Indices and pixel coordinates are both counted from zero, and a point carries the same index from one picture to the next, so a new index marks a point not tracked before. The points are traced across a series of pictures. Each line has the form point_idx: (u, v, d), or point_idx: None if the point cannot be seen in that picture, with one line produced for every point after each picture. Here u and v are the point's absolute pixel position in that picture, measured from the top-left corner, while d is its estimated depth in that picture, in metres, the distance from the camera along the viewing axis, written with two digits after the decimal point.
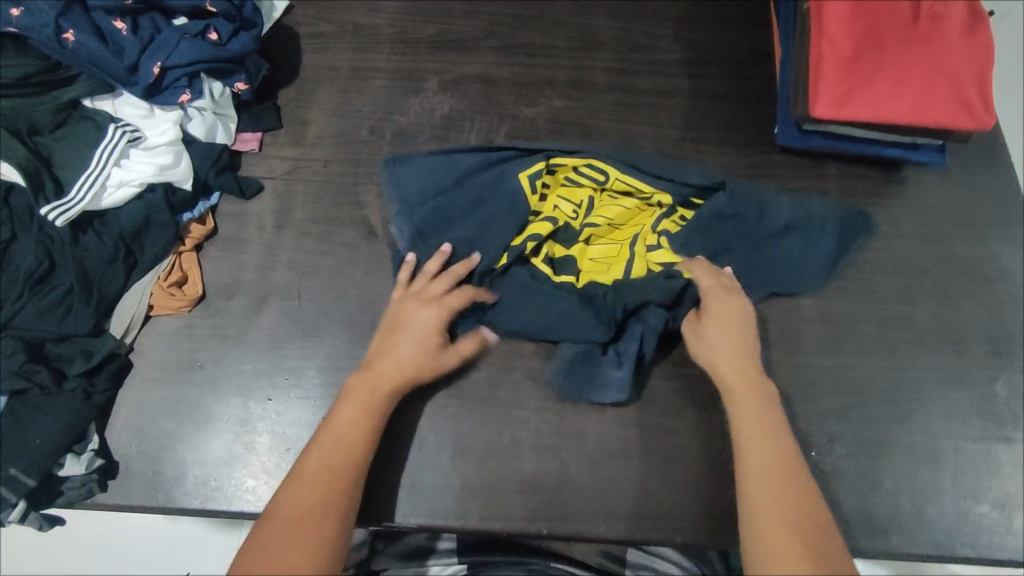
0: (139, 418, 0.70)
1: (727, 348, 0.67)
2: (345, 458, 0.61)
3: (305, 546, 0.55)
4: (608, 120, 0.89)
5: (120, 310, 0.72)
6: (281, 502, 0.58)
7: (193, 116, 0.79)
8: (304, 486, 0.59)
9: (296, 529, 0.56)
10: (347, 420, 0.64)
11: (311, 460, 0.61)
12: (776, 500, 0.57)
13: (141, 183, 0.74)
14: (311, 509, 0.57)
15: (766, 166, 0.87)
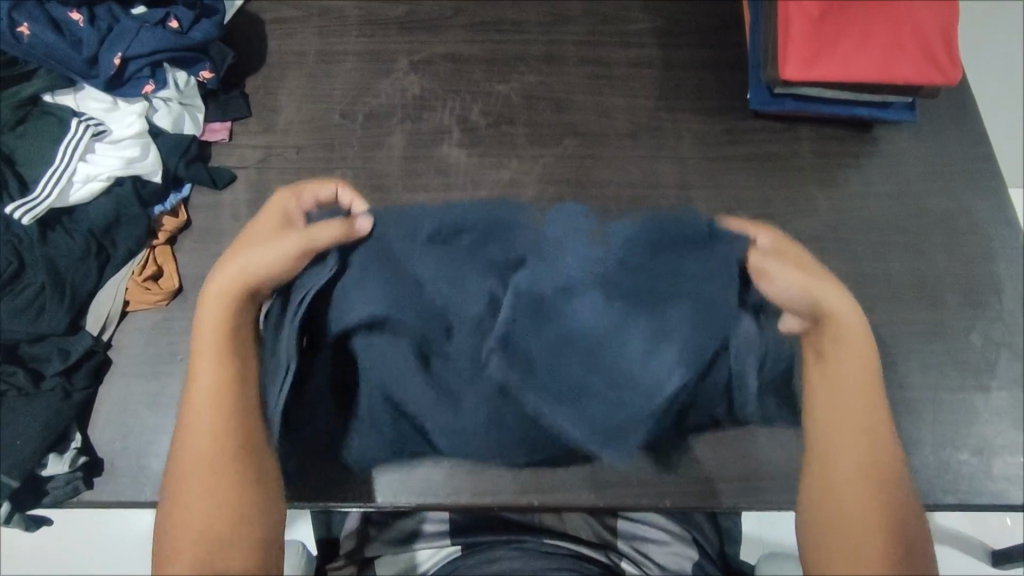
0: (121, 414, 0.69)
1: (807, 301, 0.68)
2: (226, 397, 0.61)
3: (216, 493, 0.57)
4: (582, 92, 0.88)
5: (96, 306, 0.71)
6: (179, 455, 0.59)
7: (158, 107, 0.78)
8: (196, 434, 0.59)
9: (202, 478, 0.57)
10: (222, 358, 0.62)
11: (192, 409, 0.60)
12: (861, 459, 0.60)
13: (108, 177, 0.72)
14: (213, 455, 0.58)
15: (741, 131, 0.87)
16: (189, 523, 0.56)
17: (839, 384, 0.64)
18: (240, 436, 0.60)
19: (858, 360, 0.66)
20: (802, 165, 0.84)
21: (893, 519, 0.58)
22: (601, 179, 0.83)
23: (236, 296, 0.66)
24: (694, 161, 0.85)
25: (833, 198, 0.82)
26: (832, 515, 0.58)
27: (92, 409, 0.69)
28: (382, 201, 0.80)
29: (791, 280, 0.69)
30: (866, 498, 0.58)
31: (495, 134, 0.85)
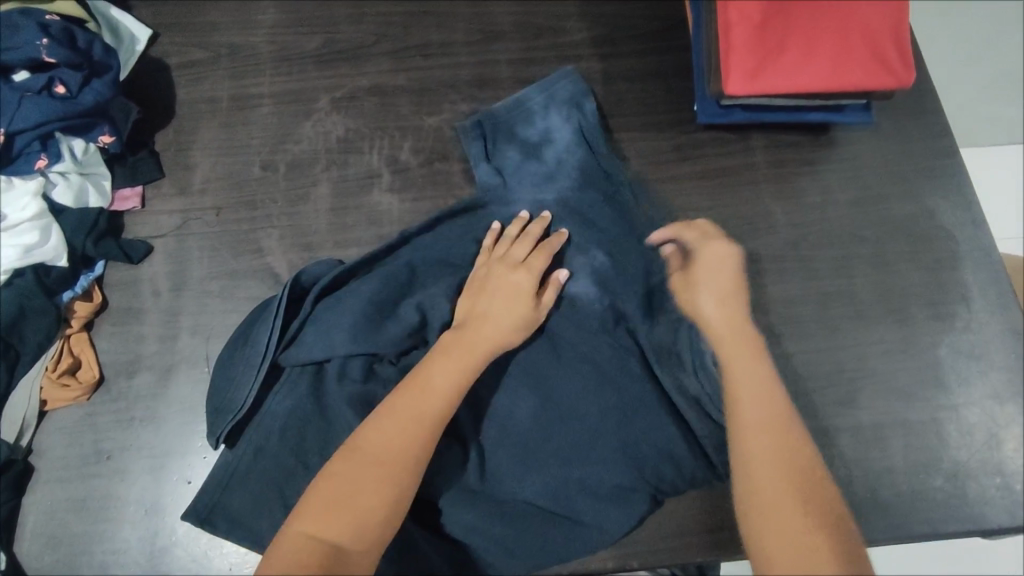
0: (49, 525, 0.65)
1: (716, 291, 0.67)
2: (427, 425, 0.55)
3: (367, 501, 0.51)
4: None
5: (9, 411, 0.66)
6: (360, 444, 0.54)
7: (56, 181, 0.71)
8: (385, 433, 0.54)
9: (355, 485, 0.52)
10: (457, 386, 0.58)
11: (394, 409, 0.56)
12: (768, 442, 0.55)
13: (5, 270, 0.66)
14: (379, 459, 0.53)
15: (692, 146, 0.82)
16: (316, 516, 0.51)
17: (737, 359, 0.61)
18: (415, 465, 0.54)
19: (748, 343, 0.62)
20: (756, 178, 0.80)
21: (815, 507, 0.51)
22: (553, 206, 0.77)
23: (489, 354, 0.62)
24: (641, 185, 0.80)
25: (790, 211, 0.78)
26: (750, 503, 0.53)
27: (16, 521, 0.65)
28: (312, 259, 0.76)
29: (724, 297, 0.66)
30: (766, 467, 0.54)
31: (430, 173, 0.80)
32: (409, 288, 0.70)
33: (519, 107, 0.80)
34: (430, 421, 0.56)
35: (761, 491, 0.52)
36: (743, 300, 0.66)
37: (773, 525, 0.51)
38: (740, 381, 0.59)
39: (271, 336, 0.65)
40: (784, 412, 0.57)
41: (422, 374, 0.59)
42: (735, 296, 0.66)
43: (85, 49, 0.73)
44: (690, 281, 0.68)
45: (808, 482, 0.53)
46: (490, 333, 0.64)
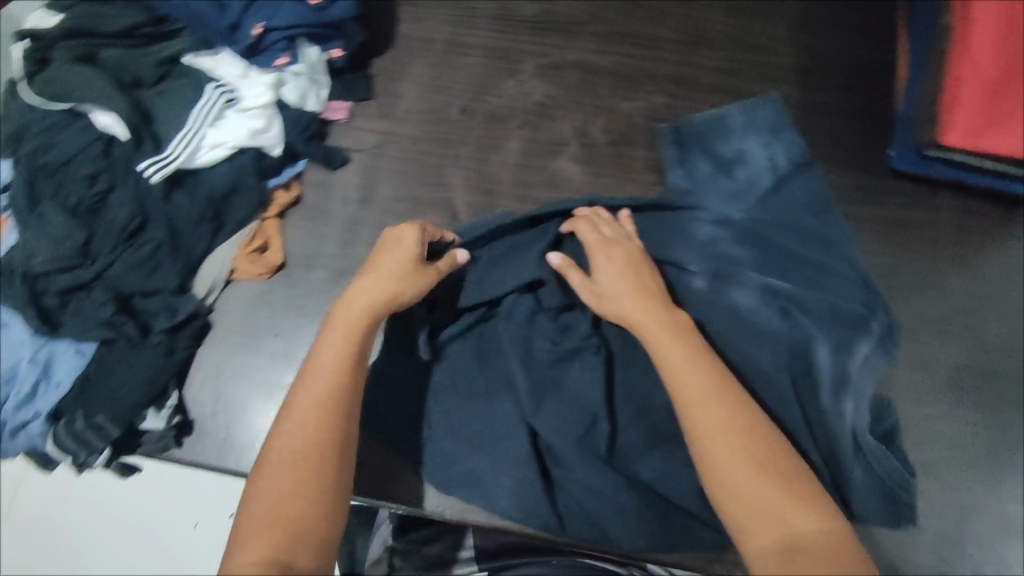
0: (215, 379, 0.72)
1: (623, 289, 0.65)
2: (334, 411, 0.55)
3: (296, 508, 0.50)
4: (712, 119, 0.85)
5: (204, 271, 0.73)
6: (270, 454, 0.53)
7: (287, 80, 0.77)
8: (291, 438, 0.53)
9: (282, 496, 0.50)
10: (326, 373, 0.56)
11: (294, 411, 0.55)
12: (727, 428, 0.55)
13: (233, 146, 0.73)
14: (293, 464, 0.52)
15: (877, 191, 0.80)
16: (253, 532, 0.49)
17: (665, 347, 0.61)
18: (328, 456, 0.53)
19: (681, 334, 0.62)
20: (937, 238, 0.78)
21: (792, 487, 0.52)
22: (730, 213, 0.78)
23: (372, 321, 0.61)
24: (812, 208, 0.78)
25: (966, 278, 0.77)
26: (728, 499, 0.52)
27: (190, 368, 0.72)
28: (489, 206, 0.80)
29: (629, 285, 0.65)
30: (735, 454, 0.53)
31: (614, 154, 0.83)
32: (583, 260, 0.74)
33: (718, 123, 0.83)
34: (334, 404, 0.55)
35: (734, 479, 0.52)
36: (653, 286, 0.66)
37: (756, 518, 0.50)
38: (674, 369, 0.59)
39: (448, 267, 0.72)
40: (727, 389, 0.58)
41: (310, 363, 0.58)
42: (647, 288, 0.66)
43: None
44: (597, 284, 0.66)
45: (774, 464, 0.53)
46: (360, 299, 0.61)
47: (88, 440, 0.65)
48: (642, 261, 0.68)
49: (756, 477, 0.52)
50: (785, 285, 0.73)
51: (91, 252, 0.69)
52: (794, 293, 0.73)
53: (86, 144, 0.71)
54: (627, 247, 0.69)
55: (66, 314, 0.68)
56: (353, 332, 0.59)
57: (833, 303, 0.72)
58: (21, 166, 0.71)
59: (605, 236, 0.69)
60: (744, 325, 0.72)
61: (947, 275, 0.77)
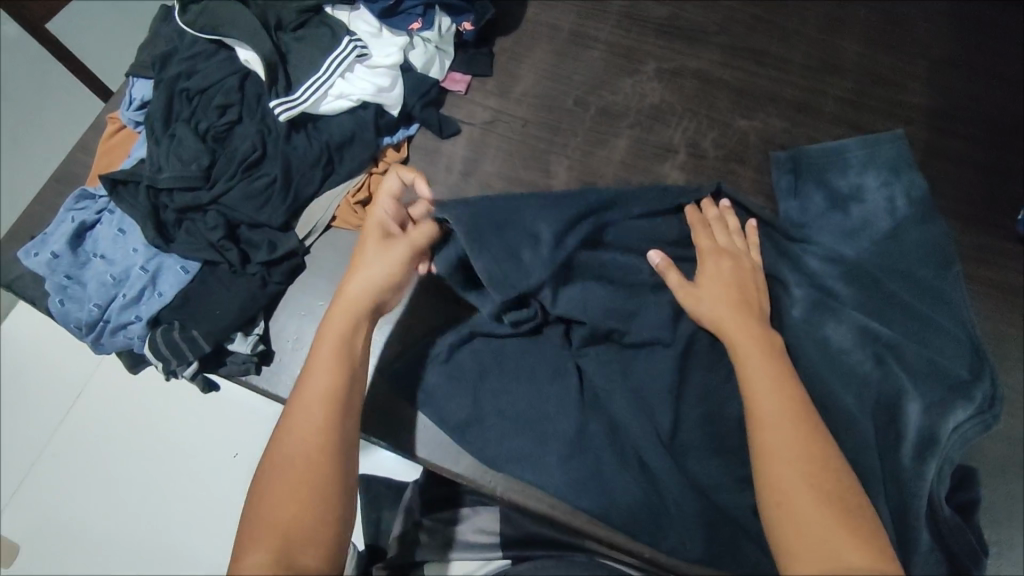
0: (302, 318, 0.74)
1: (723, 298, 0.66)
2: (334, 406, 0.58)
3: (303, 501, 0.53)
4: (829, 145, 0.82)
5: (309, 214, 0.76)
6: (277, 451, 0.56)
7: (416, 45, 0.80)
8: (296, 432, 0.56)
9: (289, 491, 0.54)
10: (313, 381, 0.59)
11: (290, 416, 0.58)
12: (793, 445, 0.54)
13: (358, 99, 0.76)
14: (299, 459, 0.55)
15: (997, 254, 0.77)
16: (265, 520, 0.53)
17: (749, 357, 0.61)
18: (326, 452, 0.56)
19: (770, 349, 0.62)
20: None
21: (847, 517, 0.51)
22: (837, 250, 0.76)
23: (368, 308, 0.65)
24: (926, 261, 0.74)
25: None
26: (778, 513, 0.52)
27: (278, 303, 0.75)
28: None
29: (729, 297, 0.66)
30: (794, 471, 0.53)
31: (722, 169, 0.82)
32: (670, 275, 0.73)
33: (835, 156, 0.81)
34: (336, 398, 0.58)
35: (789, 495, 0.52)
36: (753, 303, 0.67)
37: (801, 537, 0.50)
38: (755, 378, 0.59)
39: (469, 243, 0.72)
40: (803, 410, 0.57)
41: (313, 357, 0.61)
42: (745, 302, 0.66)
43: None
44: (699, 287, 0.68)
45: (834, 492, 0.52)
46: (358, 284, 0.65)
47: (180, 350, 0.68)
48: (750, 278, 0.69)
49: (819, 508, 0.51)
50: (884, 335, 0.71)
51: (212, 176, 0.73)
52: (893, 341, 0.70)
53: (223, 77, 0.75)
54: (738, 261, 0.70)
55: (180, 232, 0.72)
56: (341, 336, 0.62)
57: (933, 358, 0.69)
58: (165, 87, 0.76)
59: (716, 245, 0.71)
60: (836, 364, 0.70)
61: None
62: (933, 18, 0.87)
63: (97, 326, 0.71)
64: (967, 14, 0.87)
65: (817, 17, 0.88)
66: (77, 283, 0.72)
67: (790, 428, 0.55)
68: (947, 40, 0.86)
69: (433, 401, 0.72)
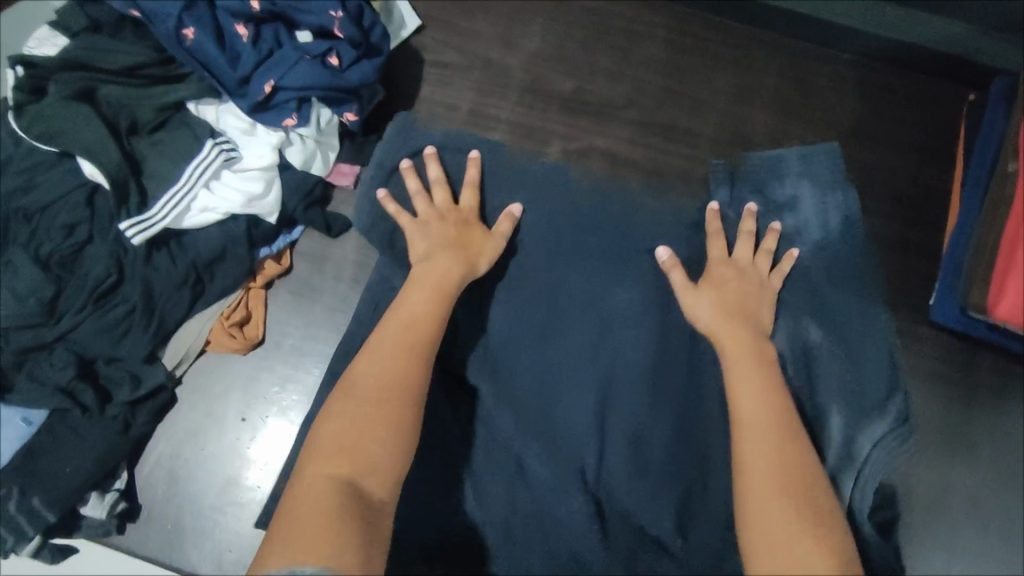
0: (174, 460, 0.67)
1: (713, 300, 0.65)
2: (415, 351, 0.57)
3: (374, 432, 0.51)
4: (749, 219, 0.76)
5: (177, 340, 0.68)
6: (354, 378, 0.54)
7: (294, 142, 0.73)
8: (374, 364, 0.55)
9: (362, 417, 0.52)
10: (404, 332, 0.58)
11: (377, 345, 0.57)
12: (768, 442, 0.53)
13: (225, 213, 0.68)
14: (377, 392, 0.53)
15: (910, 339, 0.75)
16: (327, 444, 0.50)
17: (728, 349, 0.62)
18: (410, 394, 0.54)
19: (751, 346, 0.62)
20: (971, 400, 0.72)
21: (814, 510, 0.49)
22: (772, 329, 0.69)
23: (448, 277, 0.64)
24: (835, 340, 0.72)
25: (995, 449, 0.71)
26: (749, 502, 0.51)
27: (144, 446, 0.67)
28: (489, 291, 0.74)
29: (724, 303, 0.64)
30: (767, 469, 0.52)
31: None
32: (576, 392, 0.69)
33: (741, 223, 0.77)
34: (418, 343, 0.58)
35: (757, 485, 0.51)
36: (750, 307, 0.66)
37: (768, 532, 0.48)
38: (738, 376, 0.59)
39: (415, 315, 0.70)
40: (783, 406, 0.57)
41: (402, 304, 0.61)
42: (732, 303, 0.65)
43: (367, 30, 0.74)
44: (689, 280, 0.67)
45: (802, 486, 0.51)
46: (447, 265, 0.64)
47: (20, 526, 0.59)
48: (755, 287, 0.67)
49: (784, 501, 0.50)
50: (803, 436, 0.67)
51: (57, 309, 0.65)
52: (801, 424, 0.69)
53: (68, 191, 0.67)
54: (747, 277, 0.67)
55: (22, 375, 0.64)
56: (436, 293, 0.62)
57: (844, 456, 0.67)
58: (1, 208, 0.66)
59: (731, 257, 0.68)
60: None
61: (966, 447, 0.71)
62: (839, 85, 0.85)
63: None
64: (872, 80, 0.85)
65: (727, 86, 0.85)
66: None
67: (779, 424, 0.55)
68: (855, 108, 0.84)
69: None
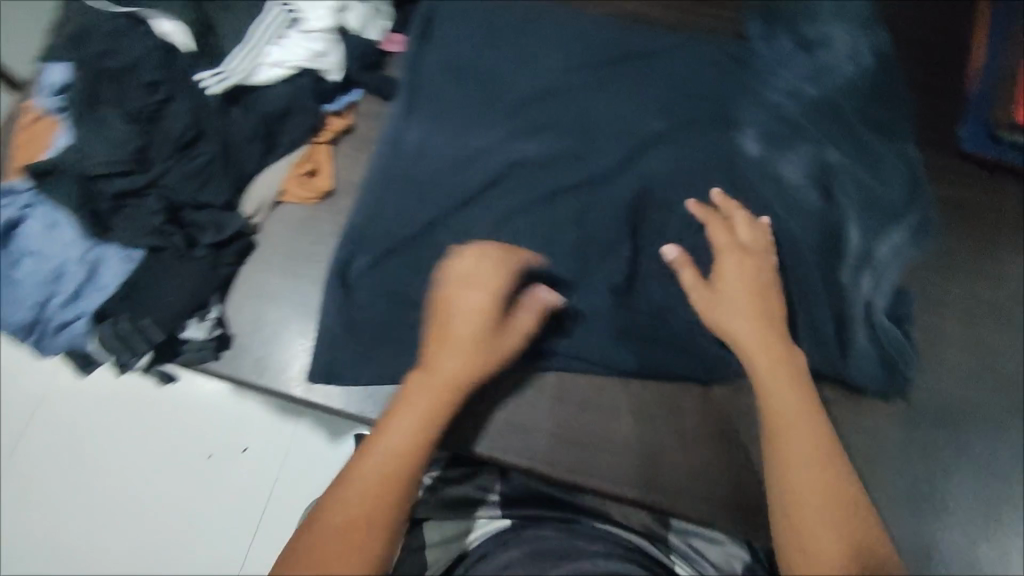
0: (257, 298, 0.72)
1: (747, 313, 0.65)
2: (443, 398, 0.58)
3: (366, 524, 0.50)
4: (776, 70, 0.82)
5: (254, 189, 0.73)
6: (377, 444, 0.54)
7: (351, 6, 0.76)
8: (386, 437, 0.55)
9: (353, 516, 0.50)
10: (417, 409, 0.56)
11: (406, 397, 0.57)
12: (810, 467, 0.55)
13: (293, 67, 0.73)
14: (377, 486, 0.52)
15: (943, 169, 0.78)
16: (325, 538, 0.49)
17: (767, 369, 0.61)
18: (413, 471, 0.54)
19: (791, 366, 0.62)
20: (1000, 222, 0.76)
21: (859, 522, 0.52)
22: (795, 162, 0.78)
23: (478, 327, 0.60)
24: (864, 170, 0.77)
25: None
26: (797, 526, 0.52)
27: (231, 286, 0.72)
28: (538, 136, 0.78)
29: (756, 309, 0.65)
30: (820, 506, 0.52)
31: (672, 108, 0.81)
32: (631, 226, 0.74)
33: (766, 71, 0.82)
34: (453, 393, 0.58)
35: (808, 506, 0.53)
36: (774, 292, 0.67)
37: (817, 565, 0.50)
38: (773, 392, 0.60)
39: (469, 165, 0.77)
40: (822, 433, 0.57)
41: (434, 354, 0.60)
42: (763, 297, 0.66)
43: None
44: (720, 286, 0.67)
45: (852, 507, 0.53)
46: (467, 305, 0.60)
47: (130, 341, 0.65)
48: (772, 279, 0.68)
49: (838, 519, 0.52)
50: (826, 254, 0.74)
51: (146, 159, 0.68)
52: (832, 248, 0.74)
53: (145, 54, 0.70)
54: (760, 262, 0.68)
55: (118, 220, 0.68)
56: (489, 355, 0.60)
57: (869, 270, 0.74)
58: (82, 66, 0.70)
59: (737, 239, 0.70)
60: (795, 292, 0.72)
61: (999, 262, 0.75)
62: None
63: (38, 327, 0.67)
64: None
65: None
66: (8, 284, 0.67)
67: (798, 469, 0.55)
68: None
69: (403, 366, 0.70)
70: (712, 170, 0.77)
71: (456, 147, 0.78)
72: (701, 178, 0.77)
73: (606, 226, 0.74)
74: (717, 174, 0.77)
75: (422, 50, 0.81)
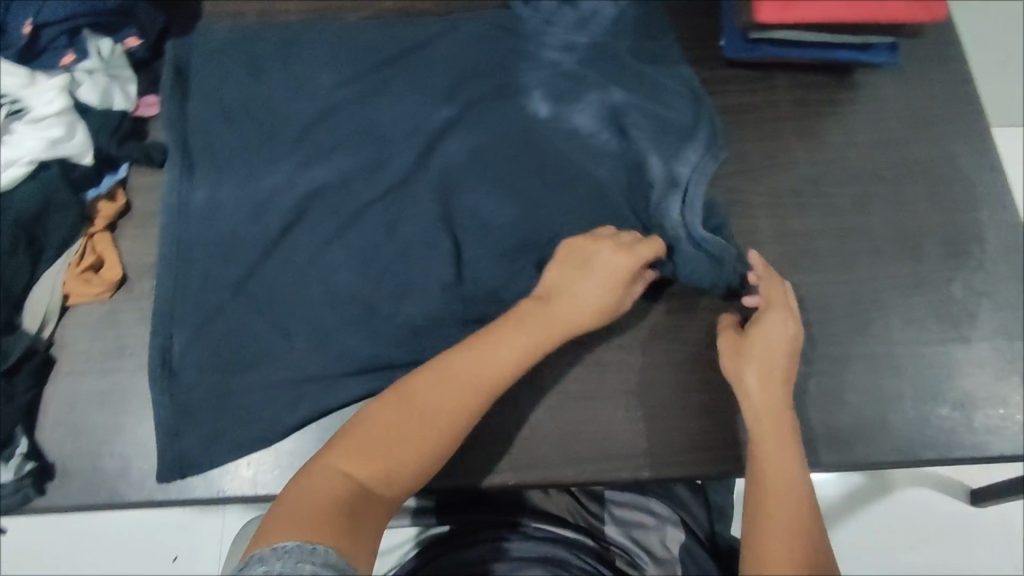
0: (70, 415, 0.68)
1: (770, 345, 0.65)
2: (520, 354, 0.61)
3: (399, 449, 0.55)
4: (545, 25, 0.81)
5: (31, 304, 0.67)
6: (448, 369, 0.59)
7: (81, 79, 0.71)
8: (451, 368, 0.60)
9: (389, 432, 0.56)
10: (479, 355, 0.60)
11: (492, 344, 0.61)
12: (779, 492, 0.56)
13: (31, 161, 0.66)
14: (417, 416, 0.57)
15: (716, 82, 0.82)
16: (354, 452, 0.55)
17: (758, 392, 0.63)
18: (455, 426, 0.57)
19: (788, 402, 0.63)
20: (778, 116, 0.81)
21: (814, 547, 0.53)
22: (586, 110, 0.79)
23: (615, 292, 0.65)
24: (651, 99, 0.79)
25: (813, 151, 0.80)
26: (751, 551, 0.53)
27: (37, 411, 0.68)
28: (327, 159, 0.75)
29: (776, 351, 0.65)
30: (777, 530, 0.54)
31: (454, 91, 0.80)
32: (443, 220, 0.73)
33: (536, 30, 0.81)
34: (531, 347, 0.62)
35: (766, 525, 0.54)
36: (789, 351, 0.66)
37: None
38: (767, 419, 0.61)
39: (262, 210, 0.73)
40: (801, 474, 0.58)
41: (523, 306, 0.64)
42: (790, 348, 0.65)
43: None
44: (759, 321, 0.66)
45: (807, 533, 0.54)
46: (591, 277, 0.65)
47: None
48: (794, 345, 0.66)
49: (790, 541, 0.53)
50: (631, 192, 0.76)
51: None
52: (637, 184, 0.76)
53: None
54: (792, 321, 0.67)
55: None
56: (579, 308, 0.64)
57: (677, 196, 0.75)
58: None
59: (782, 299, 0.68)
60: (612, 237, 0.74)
61: (787, 154, 0.80)
62: None
63: None
64: None
65: None
66: None
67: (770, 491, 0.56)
68: None
69: (248, 434, 0.67)
70: (506, 140, 0.77)
71: (243, 195, 0.74)
72: (499, 152, 0.76)
73: (417, 228, 0.73)
74: (512, 144, 0.77)
75: (180, 103, 0.76)
